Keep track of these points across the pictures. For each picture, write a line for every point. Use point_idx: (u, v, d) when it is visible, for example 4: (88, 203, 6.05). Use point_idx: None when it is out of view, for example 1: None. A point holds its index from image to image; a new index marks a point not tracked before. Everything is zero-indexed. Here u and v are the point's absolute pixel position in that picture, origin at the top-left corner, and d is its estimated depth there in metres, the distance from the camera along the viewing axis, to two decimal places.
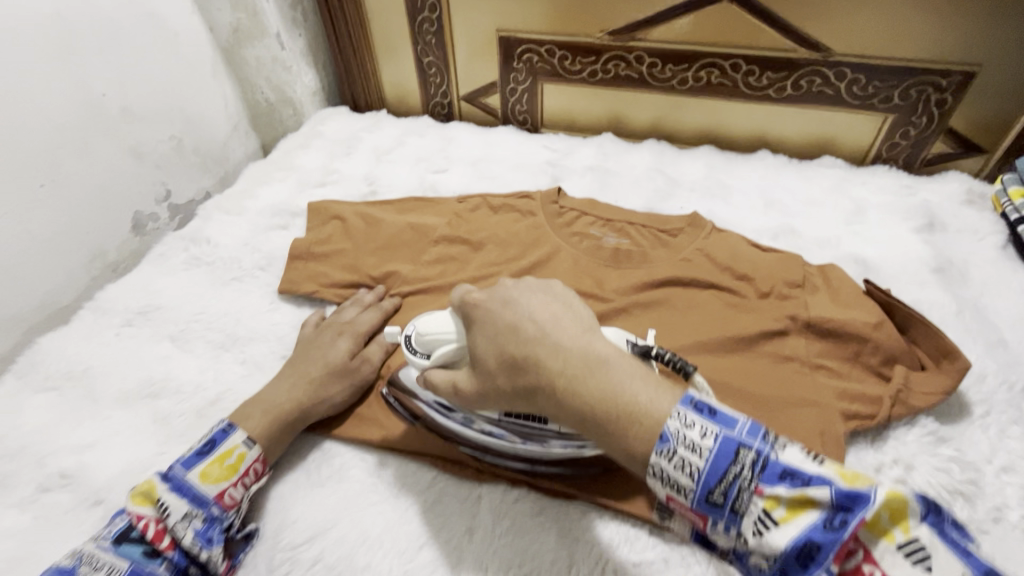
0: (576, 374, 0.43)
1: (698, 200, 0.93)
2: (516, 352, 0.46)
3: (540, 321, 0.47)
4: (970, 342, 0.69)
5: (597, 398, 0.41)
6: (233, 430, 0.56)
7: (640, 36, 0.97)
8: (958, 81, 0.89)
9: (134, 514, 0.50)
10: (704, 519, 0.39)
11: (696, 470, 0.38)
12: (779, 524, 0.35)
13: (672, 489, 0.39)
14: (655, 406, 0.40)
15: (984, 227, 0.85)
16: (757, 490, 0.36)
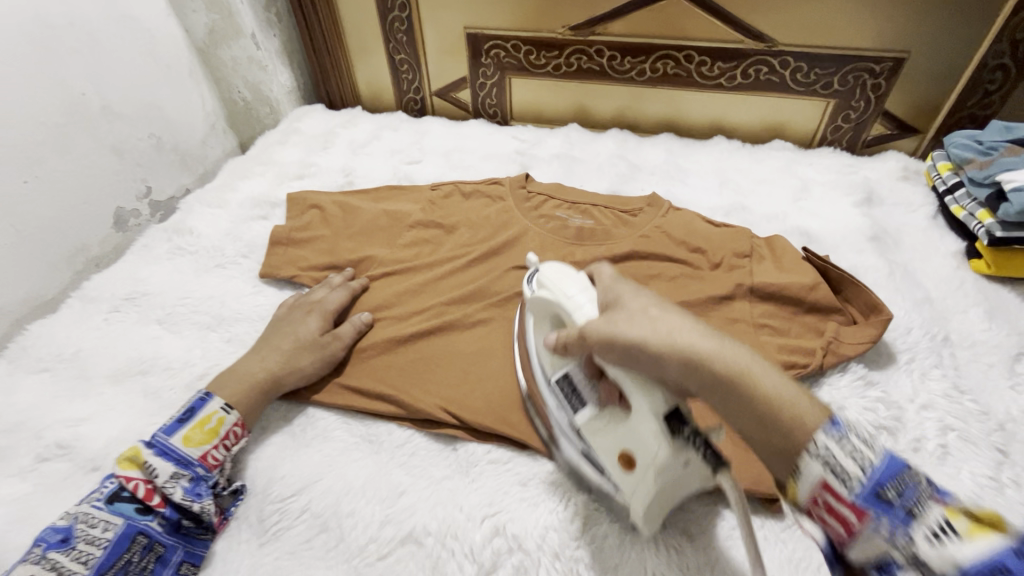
0: (704, 367, 0.41)
1: (657, 182, 0.99)
2: (654, 339, 0.42)
3: (632, 303, 0.46)
4: (900, 300, 0.75)
5: (765, 399, 0.39)
6: (210, 399, 0.60)
7: (599, 31, 1.03)
8: (889, 67, 0.96)
9: (123, 476, 0.54)
10: (863, 515, 0.36)
11: (868, 465, 0.36)
12: (961, 538, 0.32)
13: (831, 473, 0.37)
14: (807, 415, 0.39)
15: (917, 200, 0.93)
16: (933, 502, 0.34)
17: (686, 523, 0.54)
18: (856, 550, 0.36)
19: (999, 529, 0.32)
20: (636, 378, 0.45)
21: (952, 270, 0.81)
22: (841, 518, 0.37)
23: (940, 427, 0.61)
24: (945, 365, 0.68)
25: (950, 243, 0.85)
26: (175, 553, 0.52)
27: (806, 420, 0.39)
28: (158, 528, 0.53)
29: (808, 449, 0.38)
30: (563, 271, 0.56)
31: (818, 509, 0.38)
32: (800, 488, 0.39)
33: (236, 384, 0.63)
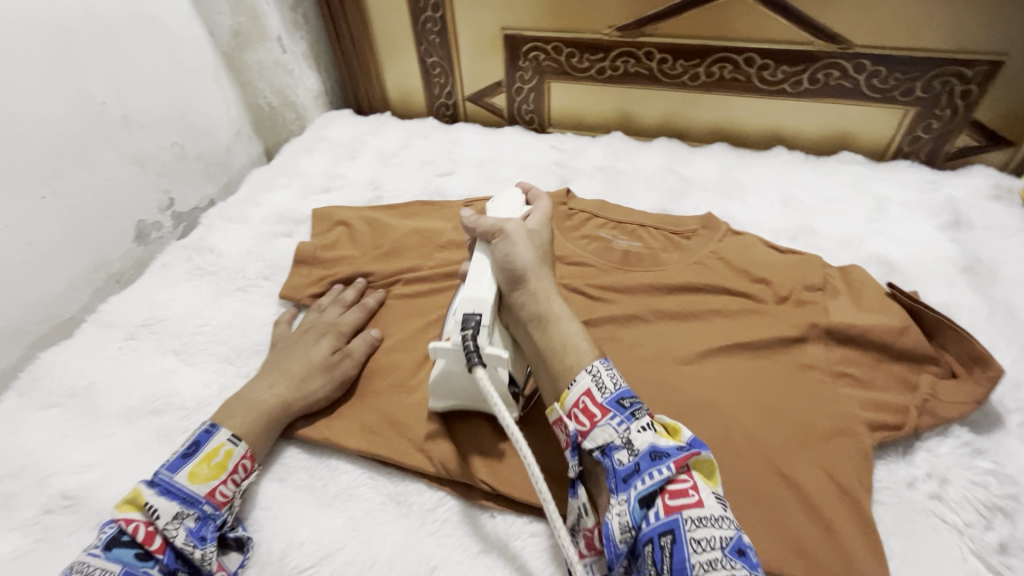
0: (553, 318, 0.55)
1: (712, 199, 0.90)
2: (527, 265, 0.57)
3: (525, 249, 0.58)
4: (1003, 346, 0.65)
5: (565, 342, 0.53)
6: (216, 430, 0.55)
7: (649, 32, 0.94)
8: (984, 71, 0.85)
9: (123, 519, 0.48)
10: (606, 413, 0.48)
11: (618, 386, 0.49)
12: (658, 436, 0.46)
13: (595, 386, 0.49)
14: (582, 355, 0.52)
15: (1013, 224, 0.82)
16: (648, 415, 0.48)
17: None
18: (593, 437, 0.47)
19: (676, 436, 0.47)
20: (493, 278, 0.58)
21: None
22: (590, 417, 0.48)
23: None
24: None
25: None
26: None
27: (581, 358, 0.52)
28: None
29: (586, 367, 0.51)
30: (519, 197, 0.71)
31: (575, 412, 0.49)
32: (569, 395, 0.50)
33: (244, 414, 0.58)
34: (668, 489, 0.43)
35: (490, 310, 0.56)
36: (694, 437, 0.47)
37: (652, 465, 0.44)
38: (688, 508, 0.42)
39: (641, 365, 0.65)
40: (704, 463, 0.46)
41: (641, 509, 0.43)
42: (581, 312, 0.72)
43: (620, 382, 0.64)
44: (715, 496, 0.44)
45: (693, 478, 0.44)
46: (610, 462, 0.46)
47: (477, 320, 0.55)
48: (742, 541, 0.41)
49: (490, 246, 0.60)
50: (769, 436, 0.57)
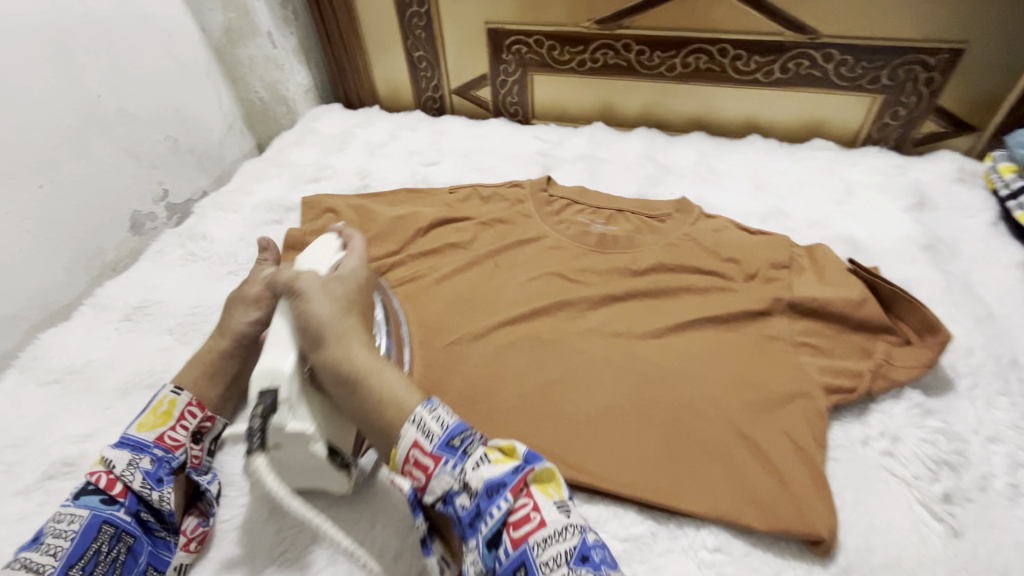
0: (365, 374, 0.51)
1: (688, 184, 0.94)
2: (327, 324, 0.53)
3: (320, 299, 0.55)
4: (958, 317, 0.69)
5: (382, 389, 0.50)
6: (161, 386, 0.60)
7: (627, 24, 0.98)
8: (946, 59, 0.89)
9: (86, 471, 0.52)
10: (438, 461, 0.45)
11: (445, 425, 0.46)
12: (491, 466, 0.43)
13: (420, 435, 0.46)
14: (407, 400, 0.49)
15: (975, 204, 0.85)
16: (480, 444, 0.46)
17: (724, 569, 0.50)
18: (430, 490, 0.45)
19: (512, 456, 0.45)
20: (294, 352, 0.53)
21: (1017, 283, 0.73)
22: (423, 469, 0.45)
23: (1009, 464, 0.55)
24: (1013, 392, 0.61)
25: (1015, 253, 0.77)
26: (143, 549, 0.51)
27: (403, 405, 0.48)
28: (124, 517, 0.50)
29: (406, 417, 0.48)
30: (336, 248, 0.65)
31: (409, 467, 0.46)
32: (399, 450, 0.47)
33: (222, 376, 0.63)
34: (510, 520, 0.41)
35: (287, 380, 0.51)
36: (527, 451, 0.45)
37: (489, 503, 0.42)
38: (533, 533, 0.41)
39: (614, 339, 0.68)
40: (543, 474, 0.44)
41: (492, 551, 0.41)
42: (557, 290, 0.75)
43: (596, 351, 0.67)
44: (557, 507, 0.43)
45: (534, 498, 0.43)
46: (452, 511, 0.44)
47: (272, 398, 0.50)
48: (586, 545, 0.40)
49: (288, 306, 0.56)
50: (732, 401, 0.60)
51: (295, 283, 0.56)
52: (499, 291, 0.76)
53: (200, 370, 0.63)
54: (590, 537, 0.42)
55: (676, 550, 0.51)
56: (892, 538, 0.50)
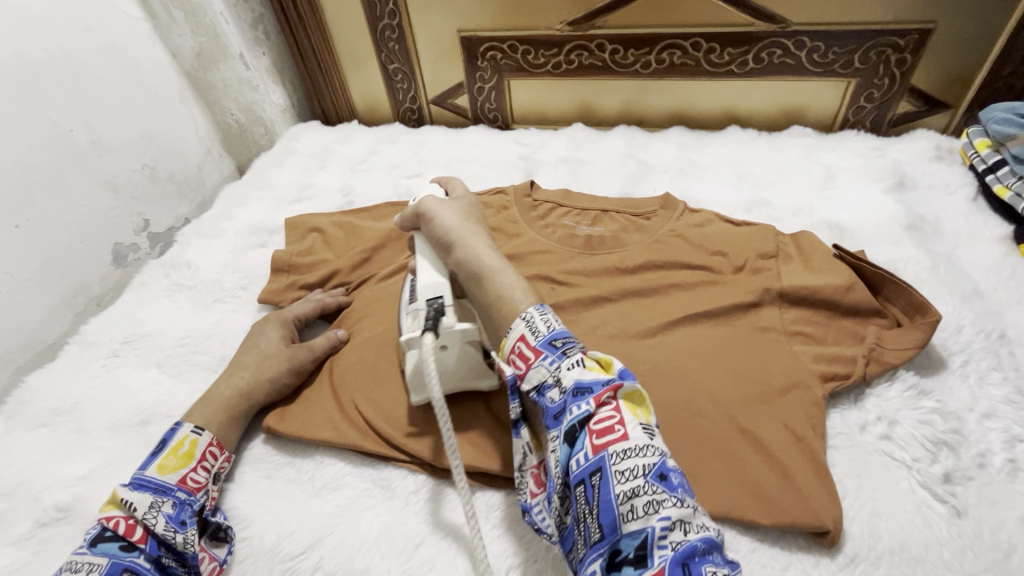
0: (485, 275, 0.59)
1: (671, 180, 0.94)
2: (456, 233, 0.64)
3: (448, 221, 0.65)
4: (946, 295, 0.69)
5: (501, 287, 0.58)
6: (180, 426, 0.59)
7: (599, 24, 0.98)
8: (915, 40, 0.89)
9: (103, 517, 0.51)
10: (539, 355, 0.51)
11: (551, 327, 0.52)
12: (586, 370, 0.49)
13: (528, 330, 0.52)
14: (520, 302, 0.56)
15: (954, 181, 0.86)
16: (580, 351, 0.51)
17: None
18: (528, 379, 0.50)
19: (609, 371, 0.49)
20: (441, 266, 0.63)
21: (1000, 257, 0.74)
22: (525, 360, 0.52)
23: (1006, 439, 0.55)
24: (1004, 367, 0.61)
25: (997, 227, 0.78)
26: None
27: (517, 308, 0.55)
28: (145, 564, 0.49)
29: (521, 315, 0.54)
30: (442, 192, 0.73)
31: (513, 357, 0.53)
32: (507, 342, 0.54)
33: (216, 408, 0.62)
34: (593, 428, 0.46)
35: (447, 290, 0.60)
36: (624, 370, 0.49)
37: (576, 401, 0.47)
38: (615, 443, 0.44)
39: (608, 341, 0.68)
40: (636, 396, 0.47)
41: (570, 448, 0.46)
42: (549, 294, 0.75)
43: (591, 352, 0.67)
44: (643, 427, 0.46)
45: (621, 413, 0.46)
46: (544, 402, 0.49)
47: (436, 305, 0.58)
48: (665, 465, 0.44)
49: (422, 233, 0.67)
50: (730, 394, 0.60)
51: (425, 211, 0.68)
52: None
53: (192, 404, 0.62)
54: (667, 460, 0.44)
55: None
56: (897, 522, 0.51)
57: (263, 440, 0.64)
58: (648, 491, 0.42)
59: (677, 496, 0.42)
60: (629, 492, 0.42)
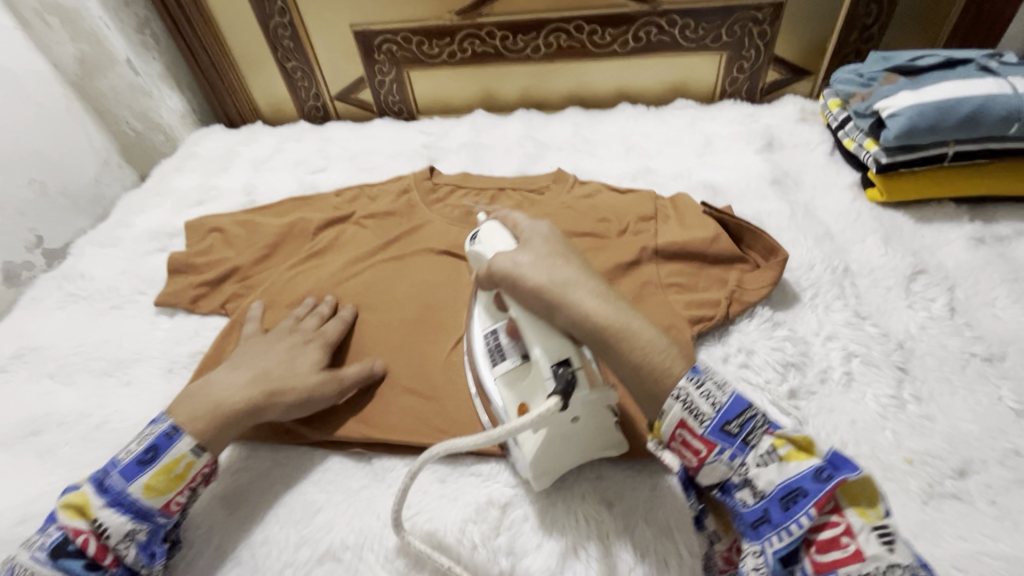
0: (623, 334, 0.46)
1: (565, 157, 0.99)
2: (550, 287, 0.49)
3: (541, 270, 0.50)
4: (802, 238, 0.77)
5: (642, 348, 0.46)
6: (177, 438, 0.53)
7: (485, 12, 1.01)
8: (771, 13, 0.98)
9: (71, 530, 0.48)
10: (712, 447, 0.44)
11: (719, 406, 0.43)
12: (786, 464, 0.41)
13: (689, 415, 0.44)
14: (673, 365, 0.46)
15: (814, 139, 0.94)
16: (766, 433, 0.43)
17: (605, 492, 0.55)
18: (704, 475, 0.44)
19: (812, 452, 0.41)
20: (550, 335, 0.49)
21: (849, 202, 0.82)
22: (695, 451, 0.45)
23: (844, 356, 0.62)
24: (846, 295, 0.69)
25: (847, 176, 0.87)
26: None
27: (670, 370, 0.46)
28: None
29: (673, 393, 0.45)
30: (505, 233, 0.58)
31: (676, 444, 0.46)
32: (663, 427, 0.46)
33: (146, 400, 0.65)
34: (814, 539, 0.40)
35: (573, 351, 0.49)
36: (831, 454, 0.41)
37: (786, 516, 0.40)
38: (845, 564, 0.38)
39: None
40: (857, 488, 0.39)
41: (781, 567, 0.40)
42: (447, 269, 0.79)
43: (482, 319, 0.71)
44: (876, 533, 0.38)
45: (847, 518, 0.39)
46: (732, 504, 0.43)
47: (567, 374, 0.48)
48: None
49: (511, 296, 0.52)
50: None
51: (501, 272, 0.51)
52: (393, 280, 0.77)
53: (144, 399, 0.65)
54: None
55: (563, 485, 0.55)
56: None
57: None
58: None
59: None
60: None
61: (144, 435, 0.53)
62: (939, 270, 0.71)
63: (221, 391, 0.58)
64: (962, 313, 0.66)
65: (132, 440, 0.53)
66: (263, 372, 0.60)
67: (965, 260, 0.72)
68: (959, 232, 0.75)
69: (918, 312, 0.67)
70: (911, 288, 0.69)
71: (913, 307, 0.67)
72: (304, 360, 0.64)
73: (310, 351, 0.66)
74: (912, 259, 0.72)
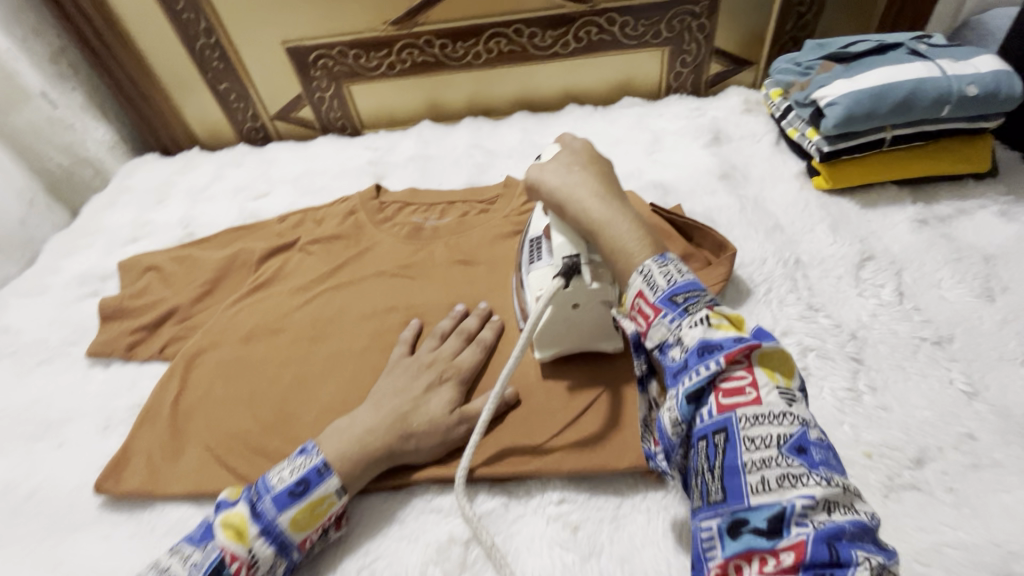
0: (605, 229, 0.51)
1: (515, 164, 0.97)
2: (561, 189, 0.55)
3: (559, 179, 0.56)
4: (753, 232, 0.77)
5: (614, 240, 0.50)
6: (328, 475, 0.52)
7: (422, 21, 0.99)
8: (708, 6, 0.98)
9: (230, 554, 0.47)
10: (658, 312, 0.44)
11: (671, 281, 0.44)
12: (713, 327, 0.41)
13: (647, 286, 0.45)
14: (636, 256, 0.49)
15: (760, 129, 0.95)
16: (707, 306, 0.43)
17: (570, 515, 0.53)
18: (651, 337, 0.44)
19: (741, 329, 0.42)
20: (565, 225, 0.56)
21: (797, 192, 0.82)
22: (645, 317, 0.45)
23: (799, 350, 0.62)
24: (799, 287, 0.69)
25: (793, 165, 0.87)
26: None
27: (633, 260, 0.48)
28: None
29: (637, 268, 0.47)
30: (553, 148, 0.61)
31: (633, 313, 0.46)
32: (627, 297, 0.47)
33: (128, 479, 0.60)
34: (721, 386, 0.39)
35: (581, 246, 0.54)
36: (755, 330, 0.42)
37: (699, 360, 0.40)
38: (743, 407, 0.38)
39: None
40: (772, 356, 0.41)
41: (691, 405, 0.40)
42: (399, 291, 0.75)
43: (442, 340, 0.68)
44: (781, 392, 0.39)
45: (754, 373, 0.40)
46: (665, 360, 0.43)
47: (571, 263, 0.54)
48: (805, 437, 0.37)
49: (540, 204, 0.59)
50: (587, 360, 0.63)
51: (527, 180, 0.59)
52: (343, 309, 0.74)
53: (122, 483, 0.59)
54: (810, 433, 0.38)
55: (528, 512, 0.54)
56: None
57: (97, 502, 0.60)
58: (782, 463, 0.36)
59: (821, 474, 0.36)
60: (757, 462, 0.37)
61: (296, 465, 0.52)
62: (886, 255, 0.72)
63: (365, 430, 0.55)
64: (910, 297, 0.67)
65: (284, 466, 0.52)
66: (397, 413, 0.56)
67: (910, 243, 0.72)
68: (902, 214, 0.76)
69: (868, 300, 0.67)
70: (860, 275, 0.70)
71: (863, 295, 0.67)
72: (438, 403, 0.57)
73: (447, 389, 0.59)
74: (860, 247, 0.72)
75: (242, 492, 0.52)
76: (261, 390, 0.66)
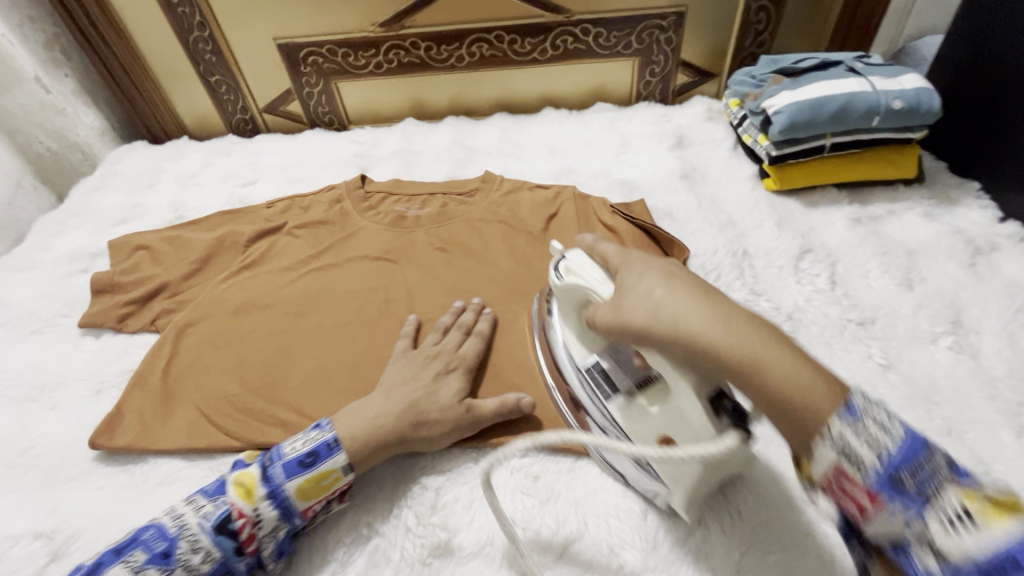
0: (754, 366, 0.37)
1: (494, 161, 1.03)
2: (658, 326, 0.40)
3: (644, 297, 0.42)
4: (708, 226, 0.84)
5: (781, 385, 0.36)
6: (336, 450, 0.55)
7: (408, 24, 1.05)
8: (675, 21, 1.06)
9: (236, 508, 0.51)
10: (873, 496, 0.34)
11: (885, 450, 0.33)
12: (977, 522, 0.30)
13: (843, 456, 0.34)
14: (798, 377, 0.36)
15: (720, 135, 1.03)
16: (949, 482, 0.32)
17: (531, 466, 0.59)
18: (869, 528, 0.35)
19: (1022, 511, 0.30)
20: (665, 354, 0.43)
21: (749, 192, 0.90)
22: (856, 502, 0.35)
23: None
24: (745, 275, 0.77)
25: (747, 168, 0.95)
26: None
27: (808, 390, 0.36)
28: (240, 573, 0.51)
29: (822, 432, 0.35)
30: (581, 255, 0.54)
31: (830, 489, 0.36)
32: (812, 467, 0.37)
33: (122, 435, 0.64)
34: None
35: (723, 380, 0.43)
36: None
37: None
38: None
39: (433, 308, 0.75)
40: (1020, 518, 0.31)
41: None
42: (379, 271, 0.81)
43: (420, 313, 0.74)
44: None
45: None
46: (907, 566, 0.33)
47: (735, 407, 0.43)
48: None
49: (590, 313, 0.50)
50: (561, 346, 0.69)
51: (603, 324, 0.46)
52: (327, 287, 0.79)
53: (117, 438, 0.63)
54: None
55: (494, 464, 0.60)
56: None
57: (91, 457, 0.64)
58: None
59: None
60: None
61: (309, 438, 0.56)
62: (823, 248, 0.80)
63: (376, 415, 0.58)
64: (842, 285, 0.75)
65: (298, 437, 0.56)
66: (409, 402, 0.59)
67: (845, 238, 0.81)
68: (839, 213, 0.84)
69: (805, 287, 0.75)
70: (800, 266, 0.78)
71: (801, 283, 0.75)
72: (448, 393, 0.61)
73: (454, 379, 0.63)
74: (801, 241, 0.80)
75: (258, 457, 0.56)
76: (249, 359, 0.70)
